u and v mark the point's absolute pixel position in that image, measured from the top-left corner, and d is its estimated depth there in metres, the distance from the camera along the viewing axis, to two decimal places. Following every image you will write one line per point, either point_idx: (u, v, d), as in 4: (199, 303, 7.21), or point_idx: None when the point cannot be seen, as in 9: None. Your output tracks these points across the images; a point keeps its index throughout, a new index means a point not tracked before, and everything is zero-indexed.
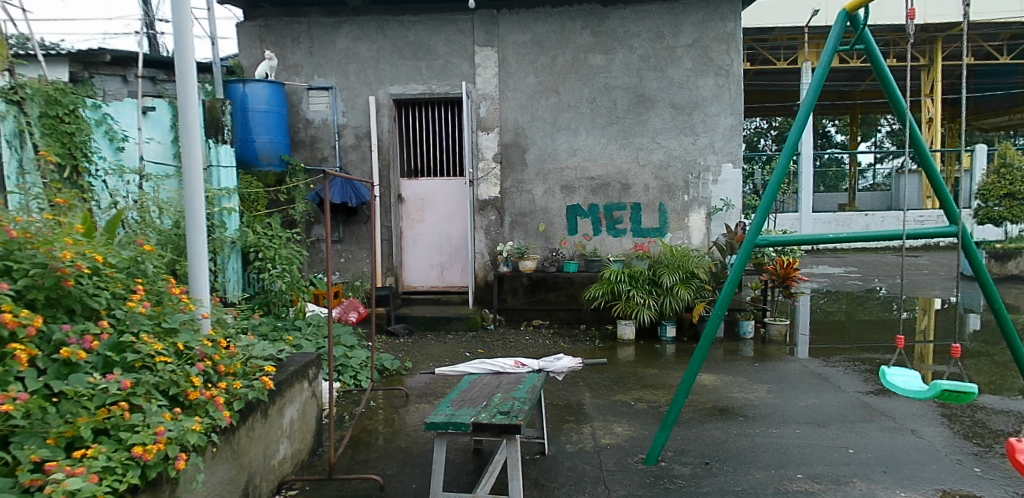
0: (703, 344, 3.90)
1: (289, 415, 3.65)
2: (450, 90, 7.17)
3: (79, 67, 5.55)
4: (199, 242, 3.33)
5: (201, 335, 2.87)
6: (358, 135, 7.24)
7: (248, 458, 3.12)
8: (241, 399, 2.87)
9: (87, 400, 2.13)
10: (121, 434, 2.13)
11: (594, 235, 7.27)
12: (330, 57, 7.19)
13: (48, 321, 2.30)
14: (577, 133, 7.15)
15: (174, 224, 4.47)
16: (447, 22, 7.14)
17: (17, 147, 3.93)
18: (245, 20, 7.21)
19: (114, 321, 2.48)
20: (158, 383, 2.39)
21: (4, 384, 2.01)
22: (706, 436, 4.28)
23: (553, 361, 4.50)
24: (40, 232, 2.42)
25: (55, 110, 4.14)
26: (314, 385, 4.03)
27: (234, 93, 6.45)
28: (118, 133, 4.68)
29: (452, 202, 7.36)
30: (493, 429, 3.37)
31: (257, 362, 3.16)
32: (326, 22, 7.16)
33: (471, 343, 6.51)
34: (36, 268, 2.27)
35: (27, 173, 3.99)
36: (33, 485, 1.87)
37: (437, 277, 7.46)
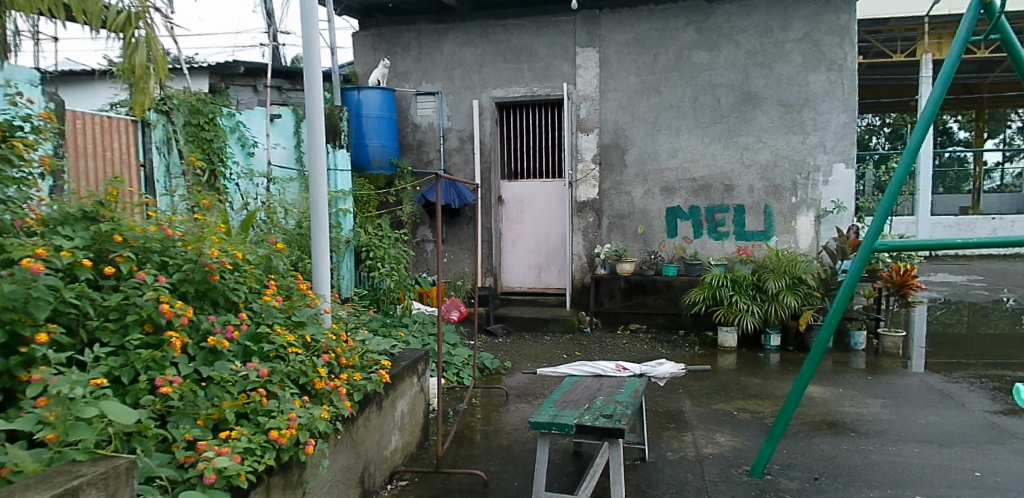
0: (814, 354, 3.70)
1: (400, 408, 3.80)
2: (551, 92, 7.19)
3: (217, 79, 6.04)
4: (321, 241, 3.52)
5: (325, 329, 3.05)
6: (462, 139, 7.42)
7: (365, 447, 3.28)
8: (361, 390, 3.02)
9: (231, 385, 2.29)
10: (259, 418, 2.29)
11: (695, 238, 7.06)
12: (437, 63, 7.41)
13: (197, 312, 2.48)
14: (679, 133, 6.98)
15: (297, 224, 4.81)
16: (550, 23, 7.18)
17: (166, 153, 4.30)
18: (360, 30, 7.58)
19: (252, 313, 2.68)
20: (290, 372, 2.56)
21: (162, 368, 2.13)
22: (815, 451, 4.06)
23: (655, 366, 4.44)
24: (191, 230, 2.63)
25: (197, 119, 4.52)
26: (422, 380, 4.17)
27: (350, 100, 6.78)
28: (249, 139, 5.06)
29: (551, 204, 7.40)
30: (597, 431, 3.37)
31: (374, 356, 3.32)
32: (434, 29, 7.39)
33: (568, 345, 6.50)
34: (188, 262, 2.46)
35: (175, 177, 4.38)
36: (187, 462, 1.97)
37: (535, 278, 7.52)
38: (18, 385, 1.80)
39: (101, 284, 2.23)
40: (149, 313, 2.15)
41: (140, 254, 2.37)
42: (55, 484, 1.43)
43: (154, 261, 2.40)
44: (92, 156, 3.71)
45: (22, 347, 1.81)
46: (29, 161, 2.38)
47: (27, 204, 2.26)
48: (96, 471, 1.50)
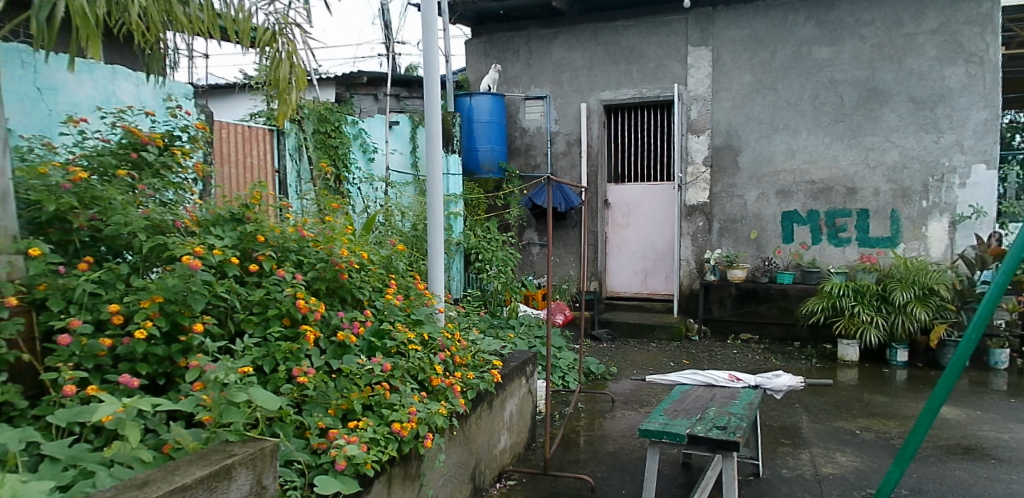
0: (948, 372, 3.38)
1: (509, 409, 3.85)
2: (661, 93, 7.05)
3: (342, 89, 6.40)
4: (436, 242, 3.64)
5: (440, 328, 3.15)
6: (569, 142, 7.42)
7: (476, 445, 3.34)
8: (473, 389, 3.09)
9: (358, 378, 2.42)
10: (383, 411, 2.40)
11: (813, 244, 6.65)
12: (546, 67, 7.46)
13: (328, 308, 2.64)
14: (797, 133, 6.63)
15: (413, 227, 5.00)
16: (660, 23, 7.03)
17: (297, 159, 4.61)
18: (473, 37, 7.78)
19: (375, 310, 2.82)
20: (410, 368, 2.67)
21: (298, 360, 2.28)
22: (949, 477, 3.72)
23: (771, 378, 4.25)
24: (323, 231, 2.80)
25: (324, 127, 4.81)
26: (530, 381, 4.21)
27: (462, 106, 6.97)
28: (370, 145, 5.31)
29: (659, 207, 7.23)
30: (709, 444, 3.24)
31: (485, 355, 3.39)
32: (543, 34, 7.45)
33: (676, 352, 6.34)
34: (320, 261, 2.62)
35: (305, 181, 4.67)
36: (320, 448, 2.10)
37: (641, 283, 7.39)
38: (177, 370, 1.98)
39: (246, 280, 2.42)
40: (286, 307, 2.32)
41: (279, 253, 2.56)
42: (213, 461, 1.57)
43: (291, 259, 2.58)
44: (234, 164, 4.03)
45: (182, 336, 1.99)
46: (186, 168, 2.62)
47: (184, 206, 2.48)
48: (246, 452, 1.63)
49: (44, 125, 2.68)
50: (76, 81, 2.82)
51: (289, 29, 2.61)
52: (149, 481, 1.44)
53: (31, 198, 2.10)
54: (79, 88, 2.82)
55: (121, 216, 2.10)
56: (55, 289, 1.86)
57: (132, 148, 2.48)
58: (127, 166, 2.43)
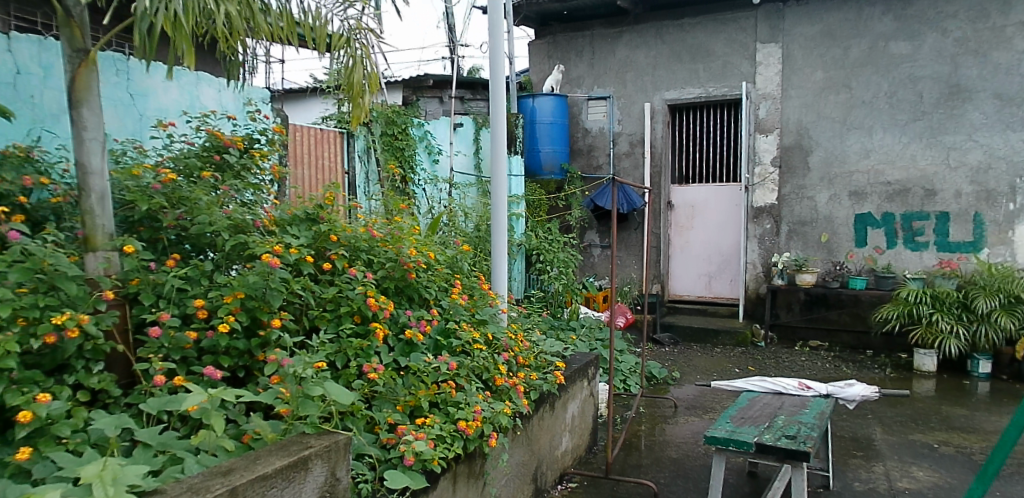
0: None
1: (571, 411, 3.83)
2: (728, 92, 6.88)
3: (409, 92, 6.52)
4: (500, 243, 3.65)
5: (504, 328, 3.17)
6: (632, 143, 7.34)
7: (538, 446, 3.34)
8: (536, 390, 3.09)
9: (425, 375, 2.46)
10: (449, 409, 2.43)
11: (888, 248, 6.35)
12: (609, 67, 7.40)
13: (396, 306, 2.70)
14: (872, 132, 6.34)
15: (476, 228, 5.05)
16: (728, 20, 6.86)
17: (366, 161, 4.73)
18: (536, 39, 7.79)
19: (441, 310, 2.86)
20: (475, 367, 2.69)
21: (368, 356, 2.34)
22: None
23: (843, 388, 4.11)
24: (391, 231, 2.87)
25: (392, 130, 4.93)
26: (592, 384, 4.18)
27: (525, 107, 7.00)
28: (435, 147, 5.40)
29: (725, 209, 7.06)
30: (778, 453, 3.13)
31: (547, 357, 3.38)
32: (607, 33, 7.38)
33: (741, 358, 6.16)
34: (389, 261, 2.69)
35: (372, 182, 4.79)
36: (389, 443, 2.14)
37: (705, 287, 7.23)
38: (255, 363, 2.07)
39: (319, 278, 2.50)
40: (358, 305, 2.39)
41: (350, 252, 2.63)
42: (291, 452, 1.63)
43: (362, 259, 2.65)
44: (308, 166, 4.16)
45: (261, 331, 2.08)
46: (263, 170, 2.74)
47: (262, 206, 2.58)
48: (322, 444, 1.68)
49: (135, 129, 2.84)
50: (164, 87, 2.97)
51: (363, 35, 2.65)
52: (233, 468, 1.51)
53: (124, 198, 2.24)
54: (167, 94, 2.97)
55: (206, 215, 2.21)
56: (146, 284, 1.97)
57: (215, 151, 2.63)
58: (211, 168, 2.57)
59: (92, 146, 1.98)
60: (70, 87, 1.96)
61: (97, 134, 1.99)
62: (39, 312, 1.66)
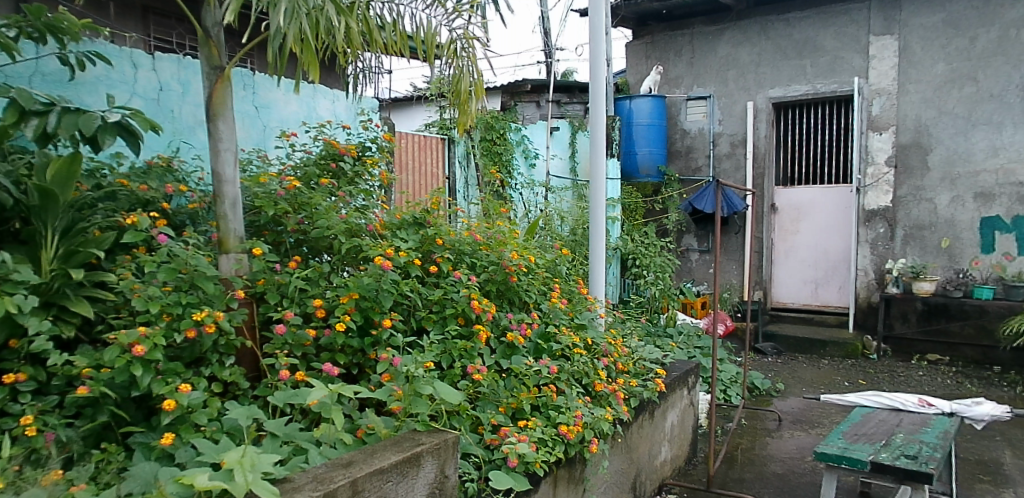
0: None
1: (670, 420, 3.75)
2: (837, 88, 6.51)
3: (507, 97, 6.60)
4: (598, 247, 3.61)
5: (603, 334, 3.15)
6: (733, 143, 7.09)
7: (637, 454, 3.28)
8: (636, 397, 3.04)
9: (527, 378, 2.48)
10: (550, 412, 2.43)
11: (1020, 255, 5.81)
12: (710, 65, 7.19)
13: (498, 309, 2.74)
14: (1002, 128, 5.82)
15: (572, 232, 5.06)
16: (838, 13, 6.50)
17: (466, 166, 4.83)
18: (635, 39, 7.69)
19: (541, 313, 2.88)
20: (575, 372, 2.68)
21: (471, 357, 2.38)
22: None
23: (969, 406, 3.79)
24: (493, 236, 2.92)
25: (491, 135, 5.08)
26: (692, 393, 4.07)
27: (622, 109, 6.93)
28: (532, 152, 5.48)
29: (835, 212, 6.67)
30: (897, 474, 2.93)
31: (647, 364, 3.32)
32: (708, 31, 7.18)
33: (851, 371, 5.81)
34: (492, 265, 2.74)
35: (472, 187, 4.90)
36: (493, 443, 2.17)
37: (811, 294, 6.86)
38: (368, 361, 2.17)
39: (426, 280, 2.58)
40: (462, 307, 2.44)
41: (455, 255, 2.71)
42: (404, 448, 1.69)
43: (465, 262, 2.71)
44: (412, 171, 4.29)
45: (374, 330, 2.18)
46: (373, 176, 2.88)
47: (373, 211, 2.70)
48: (432, 442, 1.74)
49: (259, 139, 3.04)
50: (285, 99, 3.16)
51: (472, 44, 2.69)
52: (353, 461, 1.59)
53: (252, 204, 2.43)
54: (287, 105, 3.16)
55: (325, 220, 2.36)
56: (271, 284, 2.11)
57: (331, 158, 2.82)
58: (328, 175, 2.76)
59: (226, 157, 2.14)
60: (207, 102, 2.13)
61: (230, 146, 2.15)
62: (182, 309, 1.81)
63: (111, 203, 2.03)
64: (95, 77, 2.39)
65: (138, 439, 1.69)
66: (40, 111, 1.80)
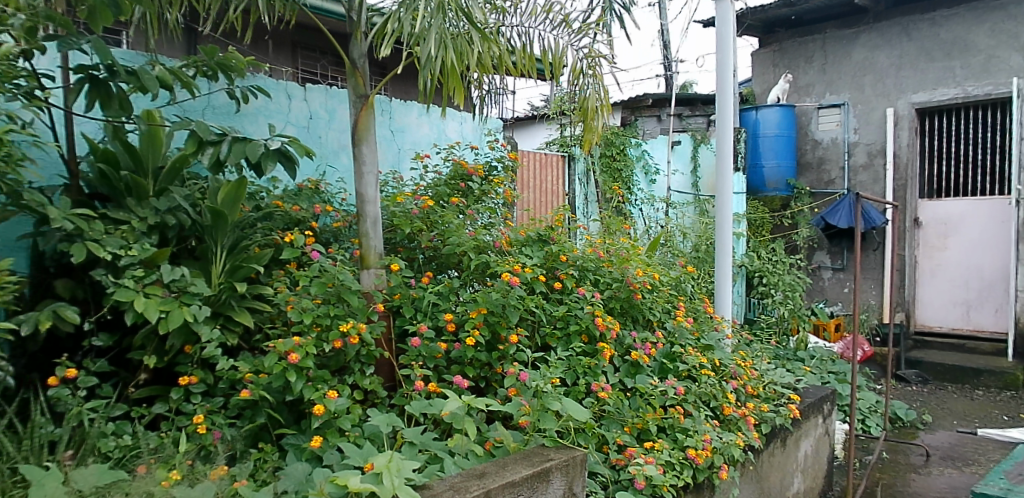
0: None
1: (803, 449, 3.52)
2: (992, 90, 5.71)
3: (627, 112, 6.50)
4: (724, 264, 3.47)
5: (731, 356, 3.00)
6: (871, 153, 6.43)
7: (768, 483, 3.11)
8: (768, 423, 2.89)
9: (652, 398, 2.42)
10: (677, 435, 2.36)
11: None
12: (844, 71, 6.56)
13: (621, 327, 2.71)
14: None
15: (694, 249, 4.92)
16: (994, 8, 5.70)
17: (585, 183, 4.82)
18: (761, 48, 7.23)
19: (665, 333, 2.78)
20: (703, 393, 2.58)
21: (595, 375, 2.37)
22: None
23: None
24: (616, 253, 2.91)
25: (611, 151, 5.10)
26: (828, 421, 3.82)
27: (748, 120, 6.59)
28: (652, 167, 5.40)
29: (989, 226, 5.86)
30: None
31: (779, 388, 3.14)
32: (842, 35, 6.57)
33: (1012, 405, 5.19)
34: (615, 282, 2.72)
35: (591, 203, 4.89)
36: (619, 464, 2.15)
37: (962, 317, 6.07)
38: (495, 375, 2.23)
39: (550, 296, 2.60)
40: (586, 324, 2.44)
41: (578, 272, 2.71)
42: (534, 462, 1.71)
43: (589, 279, 2.72)
44: (533, 189, 4.34)
45: (500, 345, 2.24)
46: (498, 194, 2.98)
47: (496, 229, 2.76)
48: (562, 458, 1.75)
49: (395, 161, 3.23)
50: (417, 123, 3.33)
51: (599, 62, 2.71)
52: (485, 473, 1.63)
53: (390, 222, 2.60)
54: (419, 129, 3.33)
55: (456, 237, 2.47)
56: (407, 299, 2.23)
57: (460, 178, 2.95)
58: (458, 194, 2.89)
59: (369, 179, 2.30)
60: (353, 129, 2.30)
61: (372, 168, 2.30)
62: (330, 320, 1.96)
63: (269, 223, 2.26)
64: (256, 108, 2.64)
65: (290, 441, 1.83)
66: (215, 141, 2.01)
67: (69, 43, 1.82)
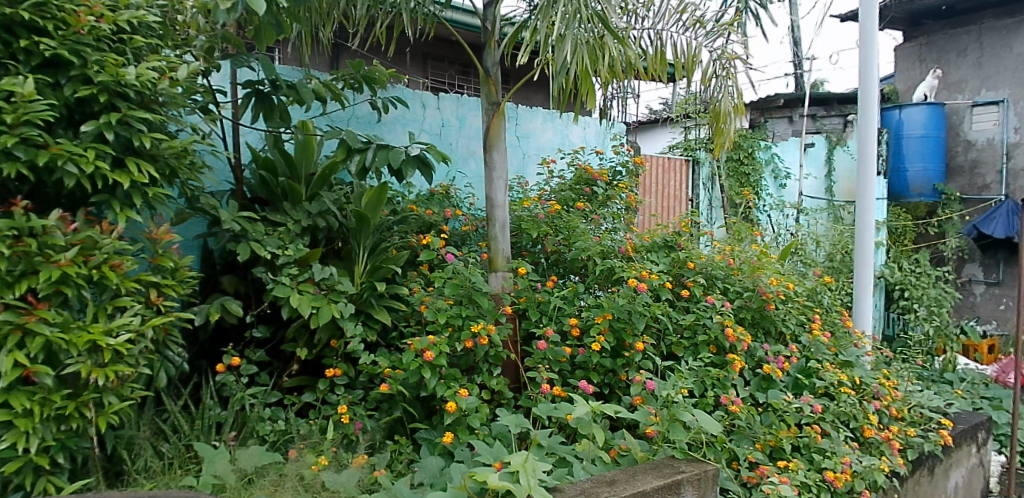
0: None
1: (954, 480, 3.21)
2: None
3: (757, 114, 6.14)
4: (865, 275, 3.22)
5: (873, 373, 2.77)
6: None
7: None
8: (915, 449, 2.66)
9: (787, 415, 2.28)
10: (813, 455, 2.23)
11: None
12: (1003, 65, 5.83)
13: (752, 339, 2.59)
14: None
15: (828, 258, 4.63)
16: None
17: (710, 188, 4.65)
18: (905, 41, 6.62)
19: (801, 347, 2.64)
20: (841, 413, 2.41)
21: (725, 388, 2.27)
22: None
23: None
24: (746, 260, 2.79)
25: (738, 155, 4.90)
26: (982, 451, 3.46)
27: (889, 120, 5.88)
28: (782, 171, 5.14)
29: None
30: None
31: (927, 412, 2.87)
32: (1003, 24, 5.83)
33: None
34: (747, 291, 2.61)
35: (715, 209, 4.71)
36: (750, 481, 2.07)
37: None
38: (619, 382, 2.22)
39: (677, 304, 2.54)
40: (715, 335, 2.36)
41: (706, 280, 2.65)
42: (665, 474, 1.68)
43: (718, 287, 2.63)
44: (655, 195, 4.26)
45: (626, 352, 2.21)
46: (622, 200, 2.95)
47: (619, 235, 2.73)
48: (693, 471, 1.71)
49: (520, 166, 3.29)
50: (541, 128, 3.37)
51: (734, 63, 2.62)
52: (616, 480, 1.62)
53: (517, 227, 2.65)
54: (543, 134, 3.37)
55: (581, 242, 2.48)
56: (532, 302, 2.25)
57: (585, 183, 2.95)
58: (582, 198, 2.89)
59: (498, 184, 2.36)
60: (484, 135, 2.37)
61: (502, 174, 2.36)
62: (461, 320, 2.02)
63: (405, 226, 2.38)
64: (395, 118, 2.78)
65: (423, 435, 1.92)
66: (361, 148, 2.15)
67: (240, 61, 2.04)
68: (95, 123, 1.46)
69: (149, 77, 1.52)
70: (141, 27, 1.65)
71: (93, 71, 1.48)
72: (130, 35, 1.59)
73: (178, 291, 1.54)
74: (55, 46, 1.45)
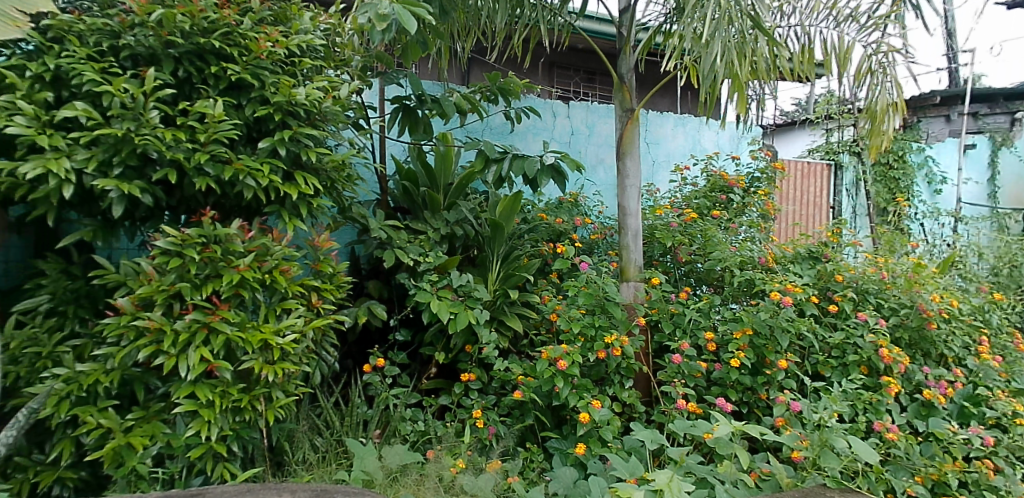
0: None
1: None
2: None
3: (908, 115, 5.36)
4: None
5: None
6: None
7: None
8: None
9: (953, 447, 2.06)
10: (984, 493, 1.99)
11: None
12: None
13: (909, 361, 2.37)
14: None
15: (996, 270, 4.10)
16: None
17: (854, 194, 4.34)
18: None
19: (966, 372, 2.36)
20: (1017, 448, 2.13)
21: (878, 413, 2.11)
22: None
23: None
24: (900, 273, 2.50)
25: (886, 158, 4.58)
26: None
27: None
28: (937, 175, 4.71)
29: None
30: None
31: None
32: None
33: None
34: (904, 307, 2.39)
35: (859, 216, 4.36)
36: None
37: None
38: (759, 402, 2.11)
39: (823, 319, 2.39)
40: (868, 355, 2.19)
41: (857, 295, 2.46)
42: None
43: (870, 303, 2.43)
44: (793, 201, 4.00)
45: (767, 369, 2.10)
46: (760, 207, 2.81)
47: (756, 244, 2.60)
48: None
49: (650, 174, 3.24)
50: (672, 134, 3.29)
51: (891, 57, 2.42)
52: None
53: (648, 235, 2.60)
54: (674, 140, 3.29)
55: (718, 251, 2.38)
56: (665, 314, 2.19)
57: (720, 190, 2.85)
58: (717, 206, 2.80)
59: (631, 192, 2.33)
60: (619, 142, 2.35)
61: (635, 181, 2.33)
62: (594, 331, 2.00)
63: (536, 234, 2.40)
64: (527, 127, 2.84)
65: (555, 445, 1.92)
66: (498, 158, 2.21)
67: (389, 78, 2.16)
68: (270, 139, 1.60)
69: (315, 96, 1.64)
70: (307, 50, 1.79)
71: (270, 92, 1.63)
72: (299, 58, 1.73)
73: (334, 295, 1.65)
74: (239, 70, 1.61)
